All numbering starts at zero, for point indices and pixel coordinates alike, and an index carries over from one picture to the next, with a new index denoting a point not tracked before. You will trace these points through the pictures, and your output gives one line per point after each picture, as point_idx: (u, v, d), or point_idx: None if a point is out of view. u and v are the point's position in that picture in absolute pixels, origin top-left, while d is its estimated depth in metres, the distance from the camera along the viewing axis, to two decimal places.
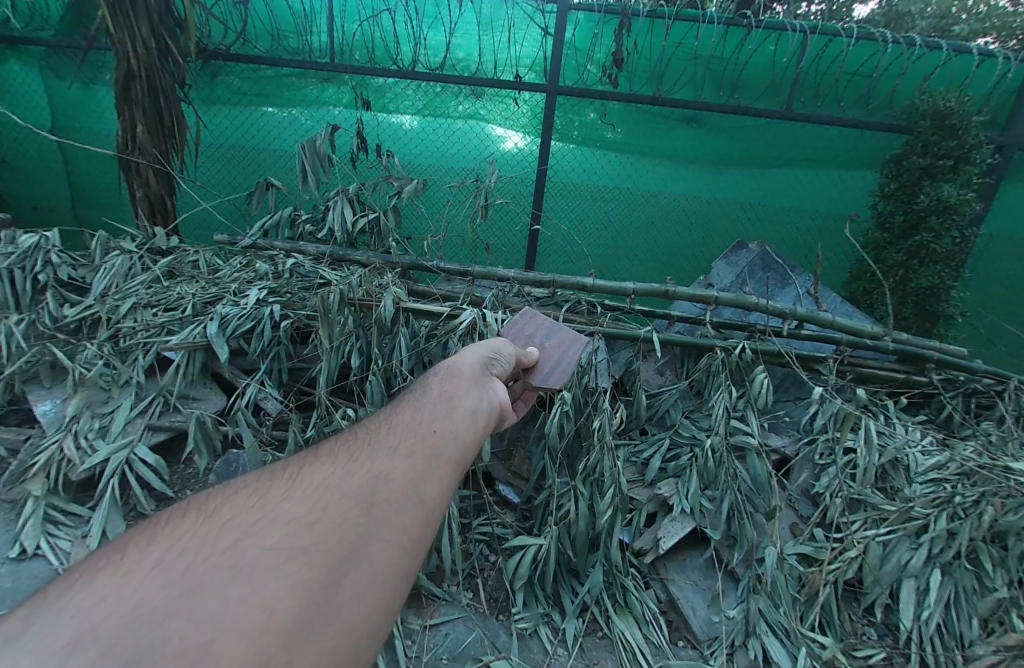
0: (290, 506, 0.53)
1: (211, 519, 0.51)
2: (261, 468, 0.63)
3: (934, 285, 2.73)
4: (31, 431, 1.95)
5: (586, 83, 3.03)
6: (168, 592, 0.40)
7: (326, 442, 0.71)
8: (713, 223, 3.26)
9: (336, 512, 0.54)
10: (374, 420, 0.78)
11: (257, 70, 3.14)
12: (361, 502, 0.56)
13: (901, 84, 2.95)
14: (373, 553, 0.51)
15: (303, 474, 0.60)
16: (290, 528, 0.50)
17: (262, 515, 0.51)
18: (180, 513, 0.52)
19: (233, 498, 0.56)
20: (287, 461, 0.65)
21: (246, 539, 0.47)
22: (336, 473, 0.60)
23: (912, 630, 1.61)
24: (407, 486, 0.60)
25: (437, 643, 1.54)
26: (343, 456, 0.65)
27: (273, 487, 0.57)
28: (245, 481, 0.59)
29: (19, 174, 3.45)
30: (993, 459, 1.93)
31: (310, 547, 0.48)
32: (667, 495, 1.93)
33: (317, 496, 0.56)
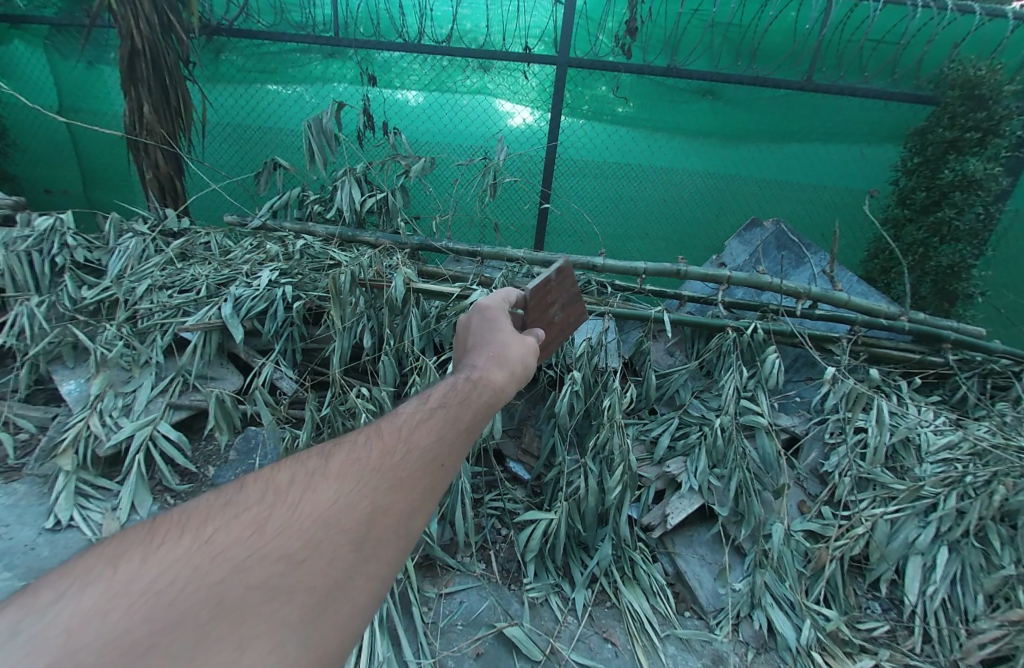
0: (283, 534, 0.51)
1: (203, 537, 0.50)
2: (263, 482, 0.59)
3: (954, 263, 2.66)
4: (57, 410, 2.02)
5: (598, 53, 2.92)
6: (151, 625, 0.40)
7: (337, 449, 0.65)
8: (727, 200, 3.18)
9: (328, 548, 0.52)
10: (393, 423, 0.71)
11: (260, 46, 3.08)
12: (356, 536, 0.54)
13: (930, 52, 2.81)
14: (355, 594, 0.50)
15: (305, 495, 0.57)
16: (280, 564, 0.49)
17: (255, 541, 0.50)
18: (175, 524, 0.51)
19: (233, 517, 0.53)
20: (293, 476, 0.60)
21: (237, 572, 0.47)
22: (339, 497, 0.57)
23: (916, 604, 1.64)
24: (404, 522, 0.58)
25: (451, 610, 1.61)
26: (353, 475, 0.60)
27: (273, 510, 0.54)
28: (249, 501, 0.55)
29: (29, 156, 3.45)
30: (1007, 438, 1.92)
31: (298, 583, 0.48)
32: (675, 473, 1.97)
33: (314, 525, 0.53)
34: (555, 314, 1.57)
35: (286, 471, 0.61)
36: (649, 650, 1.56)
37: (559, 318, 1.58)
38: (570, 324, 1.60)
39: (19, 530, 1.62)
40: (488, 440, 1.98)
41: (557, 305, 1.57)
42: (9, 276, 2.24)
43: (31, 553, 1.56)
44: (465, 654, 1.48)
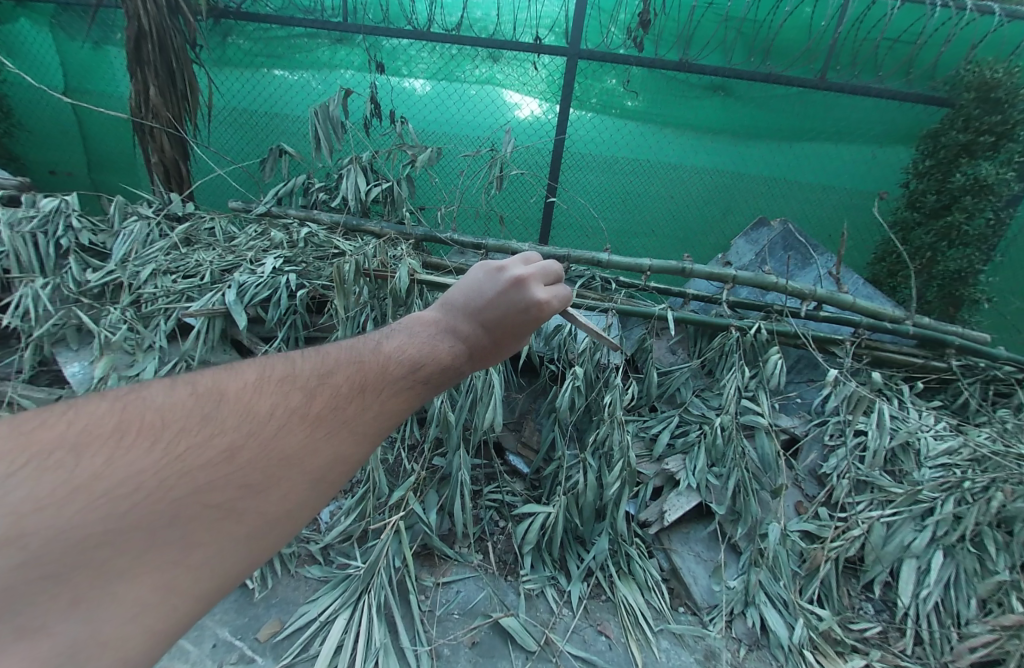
0: (251, 462, 0.51)
1: (165, 441, 0.49)
2: (241, 405, 0.55)
3: (963, 268, 2.64)
4: (61, 391, 2.04)
5: (609, 45, 2.88)
6: (105, 524, 0.42)
7: (322, 390, 0.63)
8: (735, 198, 3.15)
9: (289, 480, 0.52)
10: (376, 374, 0.70)
11: (268, 30, 3.04)
12: (318, 476, 0.55)
13: (946, 53, 2.77)
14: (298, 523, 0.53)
15: (282, 420, 0.56)
16: (237, 491, 0.48)
17: (218, 462, 0.49)
18: (151, 433, 0.49)
19: (200, 435, 0.51)
20: (274, 408, 0.57)
21: (197, 492, 0.46)
22: (313, 435, 0.57)
23: (909, 607, 1.65)
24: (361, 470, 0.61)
25: (449, 599, 1.63)
26: (330, 418, 0.60)
27: (249, 428, 0.53)
28: (226, 425, 0.53)
29: (35, 137, 3.44)
30: (1007, 445, 1.91)
31: (250, 509, 0.49)
32: (674, 471, 1.98)
33: (282, 456, 0.53)
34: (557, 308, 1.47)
35: (268, 400, 0.57)
36: (643, 644, 1.58)
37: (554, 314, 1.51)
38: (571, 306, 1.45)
39: None
40: (489, 433, 2.00)
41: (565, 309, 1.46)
42: (14, 257, 2.25)
43: None
44: (460, 643, 1.50)
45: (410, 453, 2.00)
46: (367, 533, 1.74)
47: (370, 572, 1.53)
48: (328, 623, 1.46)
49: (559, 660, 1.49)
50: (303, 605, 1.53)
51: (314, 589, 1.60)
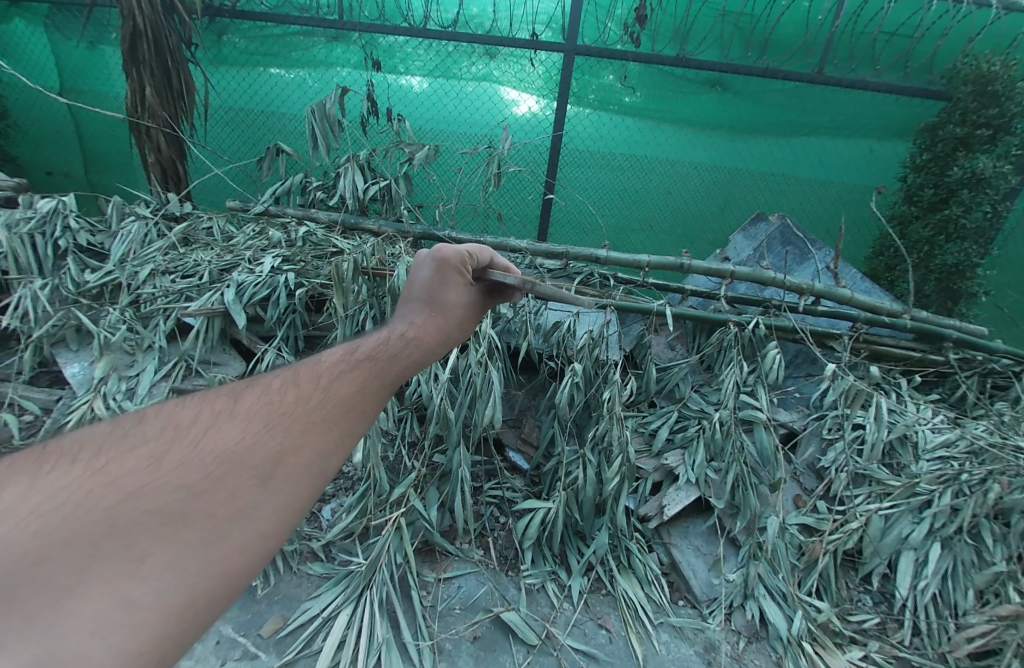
0: (180, 466, 0.58)
1: (98, 471, 0.57)
2: (170, 427, 0.64)
3: (960, 262, 2.64)
4: (61, 392, 2.05)
5: (606, 41, 2.87)
6: (41, 539, 0.48)
7: (248, 407, 0.70)
8: (733, 193, 3.15)
9: (231, 478, 0.59)
10: (309, 377, 0.79)
11: (263, 28, 3.03)
12: (263, 469, 0.61)
13: (943, 46, 2.77)
14: (261, 514, 0.57)
15: (204, 434, 0.64)
16: (177, 493, 0.55)
17: (151, 477, 0.56)
18: (85, 464, 0.58)
19: (128, 462, 0.58)
20: (197, 432, 0.64)
21: (128, 499, 0.53)
22: (243, 436, 0.64)
23: (907, 598, 1.66)
24: (314, 459, 0.66)
25: (450, 594, 1.64)
26: (259, 424, 0.67)
27: (173, 443, 0.62)
28: (141, 450, 0.60)
29: (31, 138, 3.42)
30: (1004, 438, 1.91)
31: (195, 509, 0.54)
32: (673, 466, 1.98)
33: (213, 459, 0.60)
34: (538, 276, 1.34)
35: (198, 419, 0.66)
36: (643, 637, 1.59)
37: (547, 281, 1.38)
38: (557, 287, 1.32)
39: None
40: (490, 429, 2.00)
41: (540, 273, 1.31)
42: (12, 258, 2.24)
43: None
44: (462, 637, 1.52)
45: (410, 450, 2.00)
46: (369, 530, 1.74)
47: (372, 569, 1.54)
48: (330, 619, 1.46)
49: (560, 652, 1.50)
50: (305, 601, 1.54)
51: (316, 586, 1.61)
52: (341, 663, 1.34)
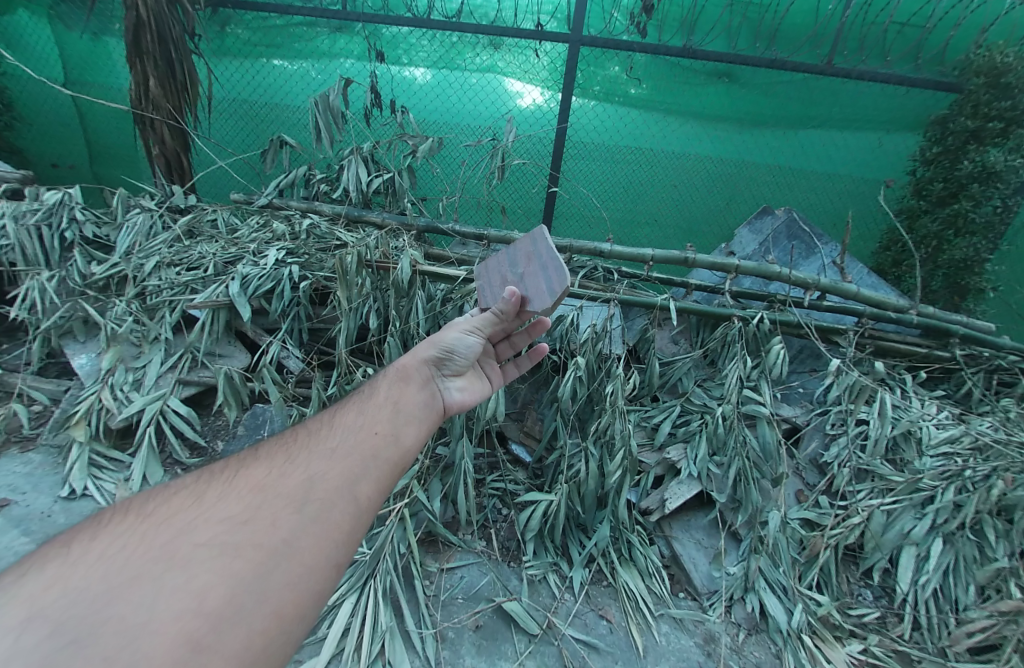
0: (220, 504, 0.65)
1: (150, 519, 0.62)
2: (207, 476, 0.72)
3: (969, 257, 2.60)
4: (69, 382, 2.08)
5: (612, 31, 2.83)
6: (101, 580, 0.52)
7: (270, 459, 0.77)
8: (739, 187, 3.13)
9: (269, 515, 0.64)
10: (316, 423, 0.89)
11: (266, 19, 3.02)
12: (295, 500, 0.68)
13: (956, 36, 2.72)
14: (302, 545, 0.62)
15: (237, 482, 0.70)
16: (223, 526, 0.61)
17: (198, 513, 0.63)
18: (135, 513, 0.63)
19: (175, 510, 0.64)
20: (227, 485, 0.70)
21: (177, 535, 0.59)
22: (271, 476, 0.72)
23: (908, 593, 1.67)
24: (341, 487, 0.73)
25: (453, 584, 1.66)
26: (284, 470, 0.74)
27: (209, 491, 0.68)
28: (183, 501, 0.66)
29: (35, 130, 3.42)
30: (1009, 434, 1.90)
31: (241, 541, 0.59)
32: (675, 459, 1.99)
33: (250, 497, 0.67)
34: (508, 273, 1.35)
35: (229, 468, 0.75)
36: (643, 628, 1.61)
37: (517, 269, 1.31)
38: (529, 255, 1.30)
39: (36, 498, 1.69)
40: (492, 422, 2.01)
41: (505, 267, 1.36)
42: (20, 250, 2.26)
43: (47, 520, 1.62)
44: (464, 626, 1.54)
45: None
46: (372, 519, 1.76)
47: (375, 558, 1.56)
48: (335, 607, 1.48)
49: (561, 643, 1.51)
50: None
51: None
52: (345, 650, 1.36)
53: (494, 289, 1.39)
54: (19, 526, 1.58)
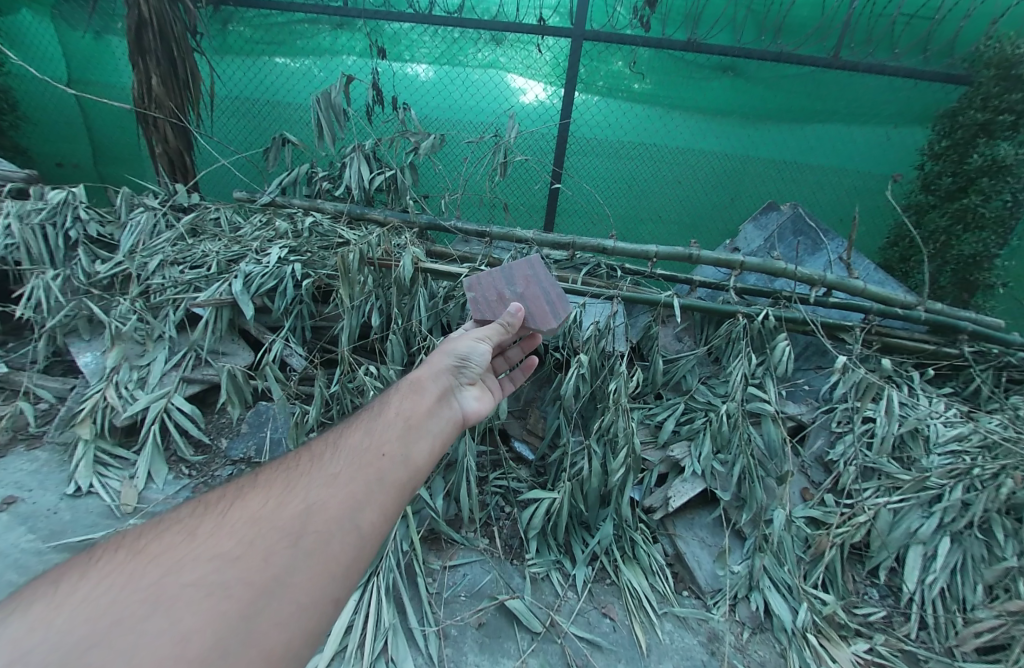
0: (213, 539, 0.65)
1: (139, 556, 0.62)
2: (203, 509, 0.72)
3: (979, 253, 2.55)
4: (75, 381, 2.09)
5: (615, 26, 2.81)
6: (86, 625, 0.51)
7: (271, 489, 0.77)
8: (744, 183, 3.10)
9: (266, 549, 0.64)
10: (321, 446, 0.89)
11: (268, 16, 3.01)
12: (291, 533, 0.68)
13: (966, 28, 2.68)
14: (295, 582, 0.62)
15: (232, 515, 0.70)
16: (214, 563, 0.61)
17: (189, 550, 0.63)
18: (127, 549, 0.63)
19: (170, 546, 0.64)
20: (227, 518, 0.70)
21: (166, 574, 0.58)
22: (267, 508, 0.72)
23: (914, 592, 1.66)
24: (339, 517, 0.72)
25: (456, 581, 1.67)
26: (283, 500, 0.74)
27: (204, 525, 0.68)
28: (181, 535, 0.66)
29: (39, 128, 3.43)
30: (1018, 433, 1.87)
31: (232, 578, 0.59)
32: (679, 457, 1.97)
33: (245, 530, 0.67)
34: (506, 290, 1.48)
35: (226, 499, 0.74)
36: (647, 627, 1.60)
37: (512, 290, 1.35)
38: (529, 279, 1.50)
39: (42, 495, 1.71)
40: (495, 418, 2.00)
41: (502, 284, 1.48)
42: (25, 249, 2.26)
43: (53, 517, 1.63)
44: (467, 624, 1.53)
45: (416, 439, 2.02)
46: None
47: (379, 556, 1.56)
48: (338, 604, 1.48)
49: (564, 641, 1.52)
50: None
51: None
52: (348, 647, 1.36)
53: (489, 304, 1.46)
54: (25, 523, 1.59)
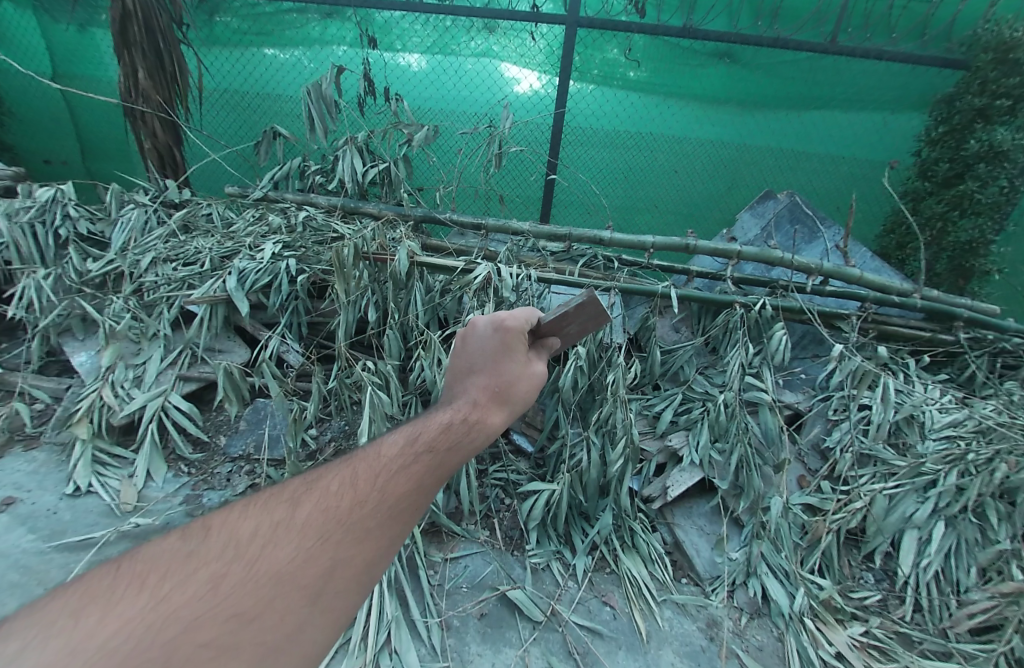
0: (230, 571, 0.52)
1: (144, 590, 0.48)
2: (222, 523, 0.58)
3: (974, 239, 2.55)
4: (70, 380, 2.08)
5: (610, 12, 2.76)
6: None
7: (308, 494, 0.64)
8: (740, 171, 3.08)
9: (293, 581, 0.53)
10: (362, 456, 0.72)
11: (255, 6, 2.95)
12: (312, 583, 0.54)
13: (964, 11, 2.65)
14: (306, 650, 0.50)
15: (250, 538, 0.56)
16: (227, 612, 0.48)
17: (208, 587, 0.50)
18: (134, 571, 0.51)
19: (197, 565, 0.52)
20: (257, 528, 0.57)
21: (176, 623, 0.46)
22: (292, 535, 0.57)
23: (910, 576, 1.68)
24: (365, 568, 0.58)
25: (457, 573, 1.68)
26: (319, 511, 0.61)
27: (220, 550, 0.54)
28: (205, 546, 0.54)
29: (25, 125, 3.38)
30: (1013, 418, 1.89)
31: (250, 635, 0.48)
32: (677, 446, 1.99)
33: (263, 566, 0.53)
34: (571, 326, 1.25)
35: (248, 512, 0.60)
36: (646, 614, 1.62)
37: (575, 329, 1.28)
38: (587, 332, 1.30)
39: (41, 495, 1.70)
40: None
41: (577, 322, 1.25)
42: (15, 248, 2.24)
43: (53, 517, 1.63)
44: (469, 615, 1.55)
45: None
46: None
47: None
48: None
49: (565, 629, 1.53)
50: None
51: None
52: (352, 640, 1.37)
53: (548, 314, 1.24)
54: (25, 523, 1.59)
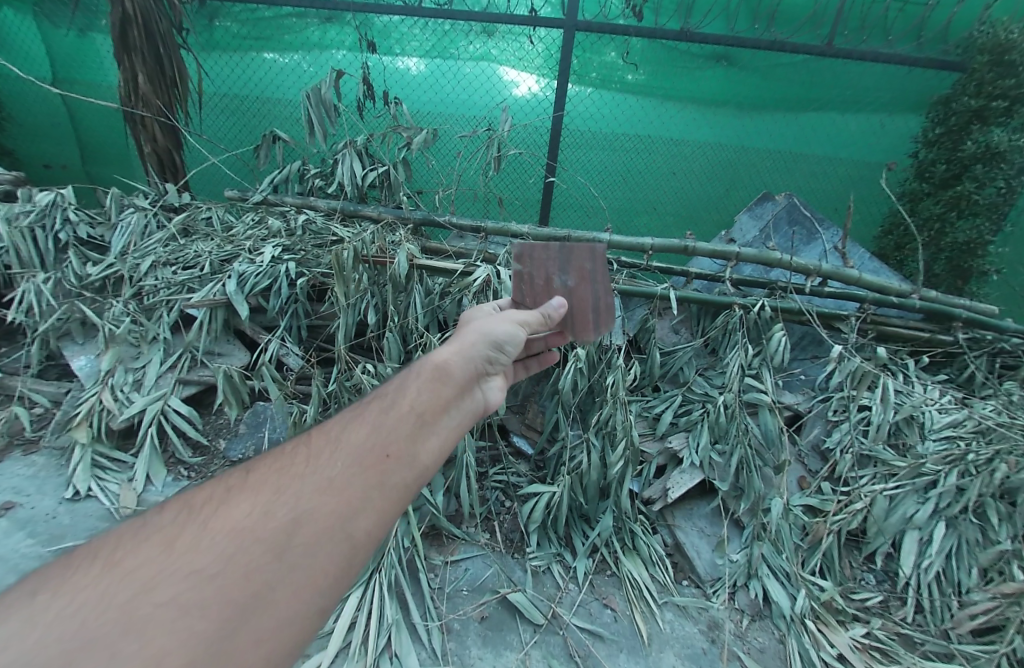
0: (193, 544, 0.54)
1: (111, 571, 0.51)
2: (187, 507, 0.61)
3: (972, 239, 2.56)
4: (70, 384, 2.08)
5: (608, 16, 2.78)
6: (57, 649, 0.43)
7: (270, 468, 0.67)
8: (738, 173, 3.09)
9: (255, 544, 0.55)
10: (323, 433, 0.74)
11: (255, 11, 2.96)
12: (276, 543, 0.56)
13: (959, 13, 2.67)
14: (279, 601, 0.52)
15: (214, 514, 0.59)
16: (189, 577, 0.51)
17: (170, 561, 0.52)
18: (102, 557, 0.54)
19: (160, 539, 0.56)
20: (220, 507, 0.60)
21: (138, 593, 0.49)
22: (255, 507, 0.60)
23: (911, 576, 1.68)
24: (333, 523, 0.60)
25: (458, 576, 1.67)
26: (277, 481, 0.64)
27: (184, 527, 0.57)
28: (169, 527, 0.57)
29: (25, 130, 3.39)
30: (1012, 418, 1.89)
31: (214, 595, 0.50)
32: (678, 448, 1.99)
33: (226, 536, 0.56)
34: (556, 276, 1.26)
35: (212, 494, 0.63)
36: (648, 617, 1.61)
37: (570, 281, 1.26)
38: (590, 275, 1.25)
39: (41, 500, 1.70)
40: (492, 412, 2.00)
41: (555, 268, 1.26)
42: (14, 252, 2.24)
43: (53, 521, 1.63)
44: (469, 618, 1.55)
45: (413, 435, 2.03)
46: None
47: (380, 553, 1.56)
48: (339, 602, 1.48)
49: (566, 632, 1.53)
50: None
51: None
52: (352, 645, 1.36)
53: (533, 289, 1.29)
54: (25, 528, 1.59)
